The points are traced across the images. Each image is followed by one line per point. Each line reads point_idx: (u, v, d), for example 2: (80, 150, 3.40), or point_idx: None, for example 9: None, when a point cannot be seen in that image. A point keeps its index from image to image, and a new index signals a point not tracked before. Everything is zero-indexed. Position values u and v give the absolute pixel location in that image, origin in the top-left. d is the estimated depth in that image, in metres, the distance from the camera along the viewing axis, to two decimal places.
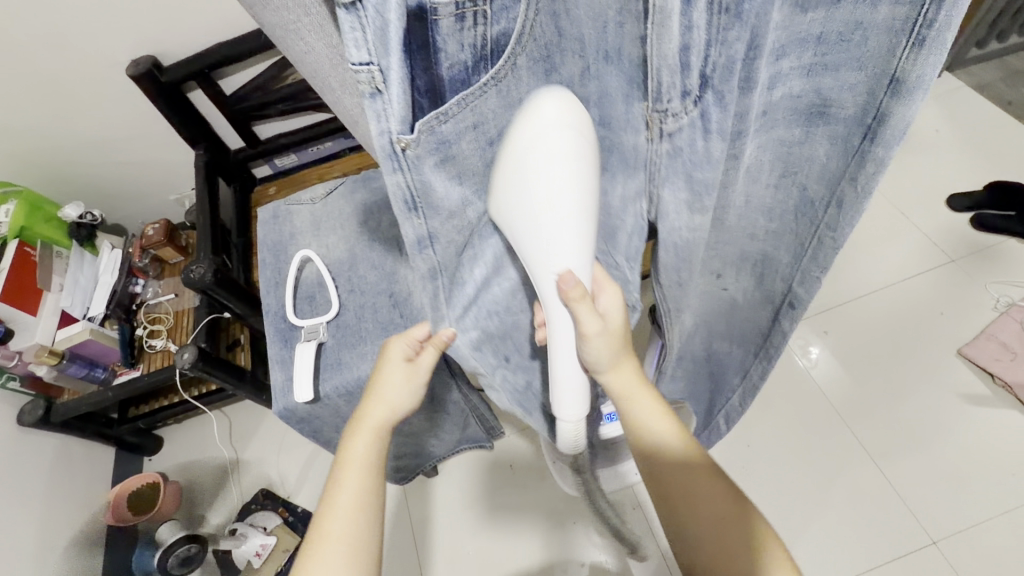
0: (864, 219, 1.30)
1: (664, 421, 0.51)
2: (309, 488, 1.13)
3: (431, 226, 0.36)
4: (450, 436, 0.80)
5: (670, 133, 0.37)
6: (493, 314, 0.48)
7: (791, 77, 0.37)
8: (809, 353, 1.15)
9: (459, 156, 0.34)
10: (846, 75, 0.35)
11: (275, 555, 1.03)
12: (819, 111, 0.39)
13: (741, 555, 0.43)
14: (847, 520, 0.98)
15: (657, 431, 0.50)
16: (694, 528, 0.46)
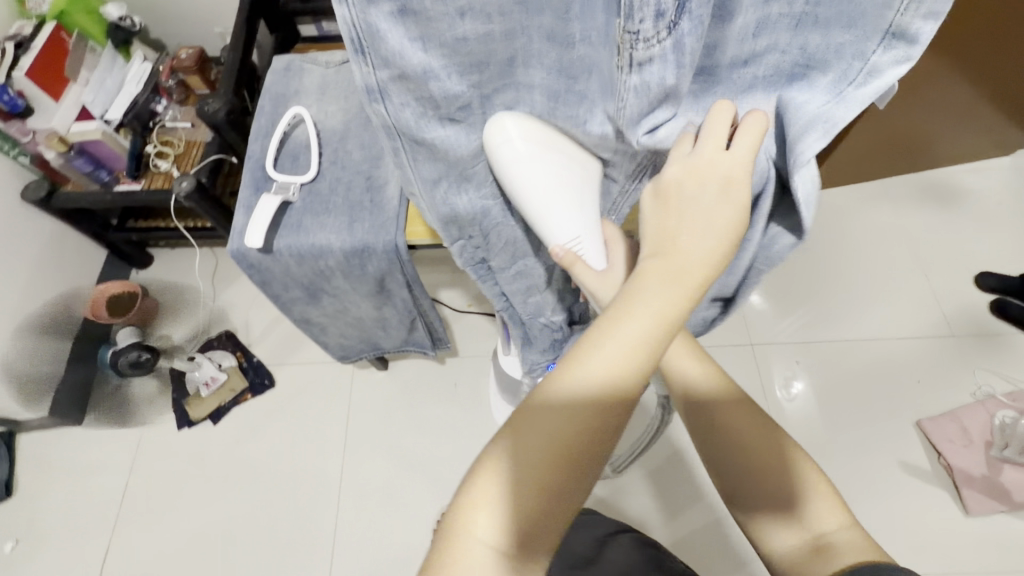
0: (884, 268, 1.25)
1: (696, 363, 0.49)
2: (270, 343, 1.20)
3: (381, 80, 0.32)
4: (397, 333, 0.83)
5: (640, 64, 0.32)
6: (468, 201, 0.46)
7: (779, 26, 0.34)
8: (793, 389, 1.13)
9: (424, 13, 0.29)
10: (834, 33, 0.34)
11: (221, 392, 1.14)
12: (798, 75, 0.37)
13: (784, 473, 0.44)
14: None
15: (690, 369, 0.49)
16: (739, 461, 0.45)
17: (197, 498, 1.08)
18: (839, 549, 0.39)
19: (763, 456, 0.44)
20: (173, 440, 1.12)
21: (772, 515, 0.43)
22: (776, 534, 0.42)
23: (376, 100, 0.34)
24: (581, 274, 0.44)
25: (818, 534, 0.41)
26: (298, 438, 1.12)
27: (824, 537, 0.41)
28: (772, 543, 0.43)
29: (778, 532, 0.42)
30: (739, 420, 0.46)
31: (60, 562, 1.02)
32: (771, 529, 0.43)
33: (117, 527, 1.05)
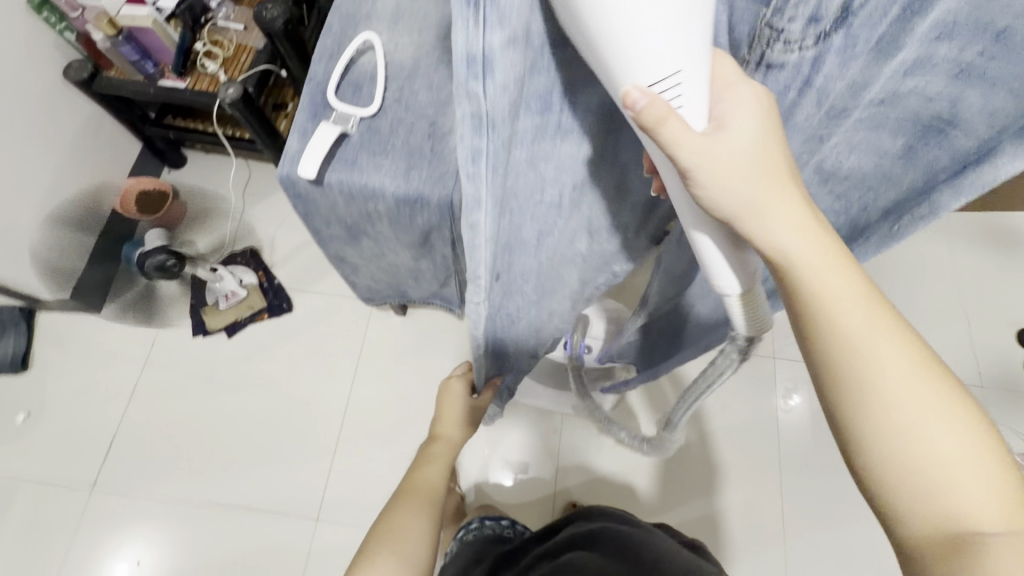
0: (922, 304, 1.20)
1: (862, 307, 0.34)
2: (292, 266, 1.19)
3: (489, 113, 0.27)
4: (427, 285, 0.81)
5: (771, 63, 0.31)
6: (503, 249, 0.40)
7: (937, 73, 0.32)
8: (790, 401, 1.10)
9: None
10: (995, 94, 0.32)
11: (238, 307, 1.14)
12: (938, 126, 0.36)
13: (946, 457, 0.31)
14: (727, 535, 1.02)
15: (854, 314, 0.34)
16: (889, 414, 0.32)
17: (204, 405, 1.10)
18: (991, 563, 0.28)
19: (904, 407, 0.32)
20: (187, 345, 1.14)
21: (913, 486, 0.31)
22: (908, 517, 0.32)
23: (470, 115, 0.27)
24: (673, 131, 0.28)
25: (968, 536, 0.30)
26: (308, 366, 1.13)
27: (973, 538, 0.29)
28: (905, 525, 0.32)
29: (916, 511, 0.31)
30: (905, 381, 0.33)
31: (68, 441, 1.06)
32: (901, 502, 0.32)
33: (125, 419, 1.08)
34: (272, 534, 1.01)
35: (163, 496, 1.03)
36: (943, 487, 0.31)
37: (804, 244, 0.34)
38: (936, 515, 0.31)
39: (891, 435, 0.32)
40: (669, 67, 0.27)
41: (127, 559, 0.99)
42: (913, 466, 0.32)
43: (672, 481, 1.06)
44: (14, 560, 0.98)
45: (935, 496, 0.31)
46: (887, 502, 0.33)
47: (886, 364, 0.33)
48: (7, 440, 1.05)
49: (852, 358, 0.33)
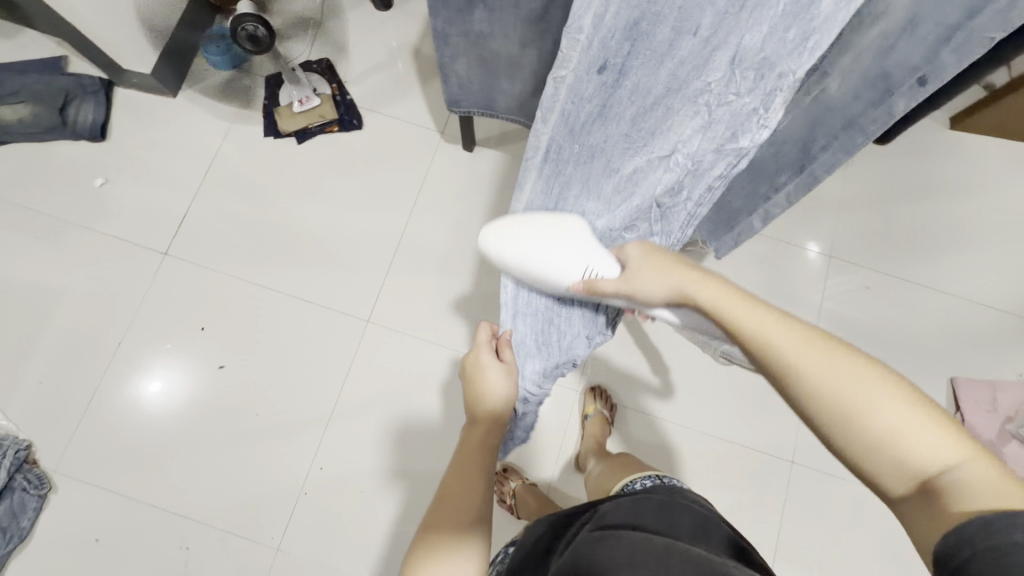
0: (995, 233, 1.17)
1: (774, 323, 0.43)
2: (366, 86, 1.19)
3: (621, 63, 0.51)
4: (520, 89, 0.81)
5: None
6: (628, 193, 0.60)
7: None
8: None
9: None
10: None
11: (312, 114, 1.15)
12: None
13: (872, 402, 0.38)
14: (743, 404, 1.09)
15: (775, 334, 0.43)
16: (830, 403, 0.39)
17: (268, 201, 1.14)
18: (955, 500, 0.34)
19: (847, 392, 0.38)
20: (258, 143, 1.16)
21: (881, 463, 0.37)
22: (891, 483, 0.37)
23: (568, 96, 0.55)
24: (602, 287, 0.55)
25: (939, 478, 0.35)
26: (371, 184, 1.15)
27: (939, 478, 0.35)
28: (897, 491, 0.37)
29: (890, 480, 0.37)
30: (835, 367, 0.39)
31: (142, 208, 1.12)
32: (887, 475, 0.37)
33: (194, 201, 1.13)
34: (323, 327, 1.07)
35: (225, 276, 1.10)
36: (899, 446, 0.36)
37: (722, 296, 0.47)
38: (909, 475, 0.36)
39: (852, 440, 0.38)
40: (571, 238, 0.58)
41: (159, 380, 1.05)
42: (885, 444, 0.37)
43: (701, 350, 1.11)
44: (88, 294, 1.08)
45: (899, 459, 0.36)
46: (872, 479, 0.38)
47: (808, 359, 0.40)
48: (84, 201, 1.12)
49: (796, 389, 0.40)
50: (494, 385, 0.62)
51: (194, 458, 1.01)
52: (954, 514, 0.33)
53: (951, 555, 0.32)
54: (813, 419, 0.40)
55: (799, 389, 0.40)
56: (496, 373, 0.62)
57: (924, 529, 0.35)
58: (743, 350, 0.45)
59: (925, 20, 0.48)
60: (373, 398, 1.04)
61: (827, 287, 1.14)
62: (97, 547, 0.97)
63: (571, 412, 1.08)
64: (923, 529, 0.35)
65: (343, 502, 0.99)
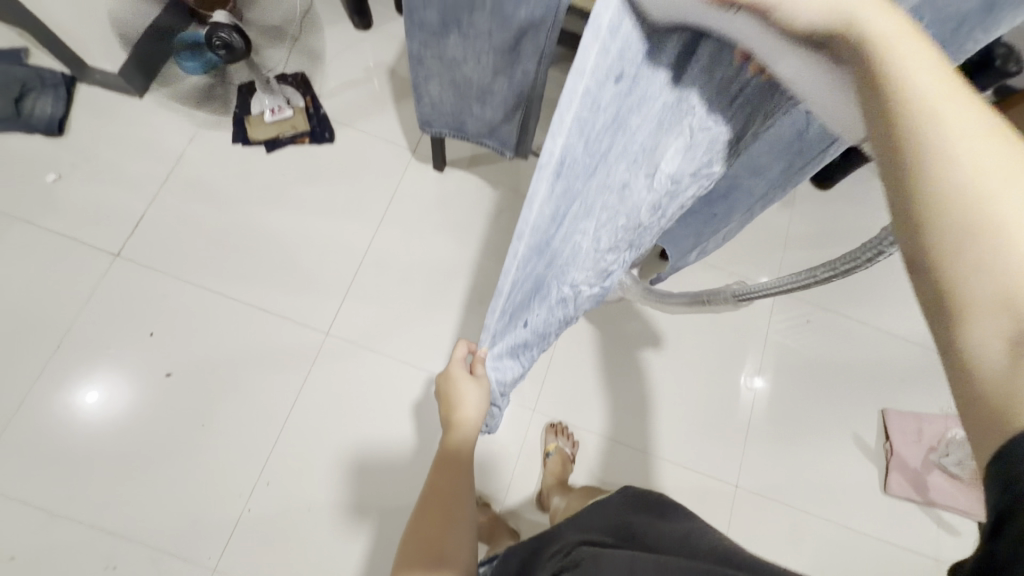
0: None
1: (950, 91, 0.26)
2: (341, 100, 1.21)
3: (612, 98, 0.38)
4: (490, 114, 0.84)
5: None
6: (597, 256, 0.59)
7: None
8: (754, 381, 1.16)
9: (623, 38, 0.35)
10: None
11: (283, 124, 1.16)
12: None
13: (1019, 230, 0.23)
14: (692, 428, 1.12)
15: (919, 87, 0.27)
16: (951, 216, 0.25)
17: (232, 207, 1.12)
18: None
19: (983, 187, 0.24)
20: (226, 149, 1.15)
21: (983, 315, 0.24)
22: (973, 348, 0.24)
23: (584, 104, 0.35)
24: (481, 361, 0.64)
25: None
26: (338, 196, 1.15)
27: None
28: (977, 365, 0.24)
29: (983, 335, 0.24)
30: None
31: (94, 204, 1.09)
32: (981, 324, 0.24)
33: (154, 203, 1.11)
34: (280, 336, 1.06)
35: (180, 281, 1.07)
36: (1022, 276, 0.23)
37: (896, 26, 0.28)
38: (1010, 330, 0.23)
39: (953, 243, 0.25)
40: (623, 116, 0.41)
41: (95, 392, 0.99)
42: (980, 256, 0.24)
43: (655, 374, 1.15)
44: (26, 288, 1.03)
45: (1000, 284, 0.23)
46: (956, 316, 0.25)
47: (960, 122, 0.26)
48: (33, 197, 1.08)
49: (931, 144, 0.26)
50: (465, 396, 0.65)
51: (130, 471, 0.96)
52: (999, 385, 0.23)
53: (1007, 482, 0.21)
54: (924, 172, 0.26)
55: (944, 199, 0.25)
56: (468, 385, 0.65)
57: (989, 421, 0.23)
58: (868, 98, 0.29)
59: None
60: (328, 413, 1.02)
61: (773, 320, 1.21)
62: (12, 564, 0.90)
63: (527, 431, 1.09)
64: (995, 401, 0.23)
65: (289, 519, 0.96)
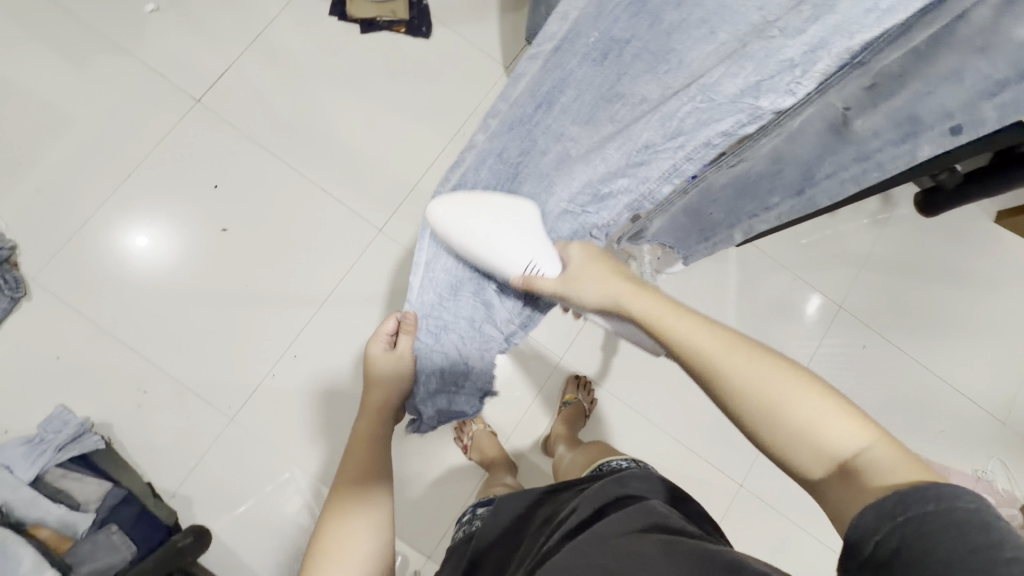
0: (1000, 333, 1.17)
1: (725, 341, 0.43)
2: None
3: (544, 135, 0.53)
4: None
5: None
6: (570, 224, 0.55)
7: None
8: None
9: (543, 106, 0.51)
10: None
11: (382, 7, 1.11)
12: None
13: (802, 420, 0.37)
14: (710, 419, 1.10)
15: (733, 371, 0.41)
16: (771, 417, 0.39)
17: (315, 82, 1.10)
18: (872, 476, 0.34)
19: (765, 387, 0.39)
20: (321, 20, 1.12)
21: (796, 451, 0.38)
22: (808, 469, 0.37)
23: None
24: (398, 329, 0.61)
25: (856, 461, 0.35)
26: (420, 97, 1.11)
27: (860, 461, 0.35)
28: (819, 481, 0.37)
29: (807, 462, 0.37)
30: (798, 389, 0.39)
31: (183, 45, 1.08)
32: (804, 464, 0.37)
33: (240, 58, 1.09)
34: (333, 221, 1.06)
35: (250, 143, 1.07)
36: (807, 429, 0.37)
37: (671, 317, 0.46)
38: (826, 459, 0.36)
39: (773, 438, 0.39)
40: (519, 227, 0.54)
41: (141, 237, 1.02)
42: (780, 432, 0.38)
43: None
44: (107, 113, 1.05)
45: (809, 447, 0.37)
46: (801, 474, 0.38)
47: (730, 361, 0.41)
48: (128, 23, 1.08)
49: (718, 383, 0.42)
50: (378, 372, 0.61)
51: (169, 312, 1.00)
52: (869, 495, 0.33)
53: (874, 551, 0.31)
54: (729, 392, 0.41)
55: (728, 388, 0.41)
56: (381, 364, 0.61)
57: (845, 508, 0.34)
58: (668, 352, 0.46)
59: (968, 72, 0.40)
60: (362, 308, 1.03)
61: (825, 338, 1.15)
62: (55, 364, 0.96)
63: (548, 378, 1.09)
64: (841, 516, 0.35)
65: (305, 395, 1.00)
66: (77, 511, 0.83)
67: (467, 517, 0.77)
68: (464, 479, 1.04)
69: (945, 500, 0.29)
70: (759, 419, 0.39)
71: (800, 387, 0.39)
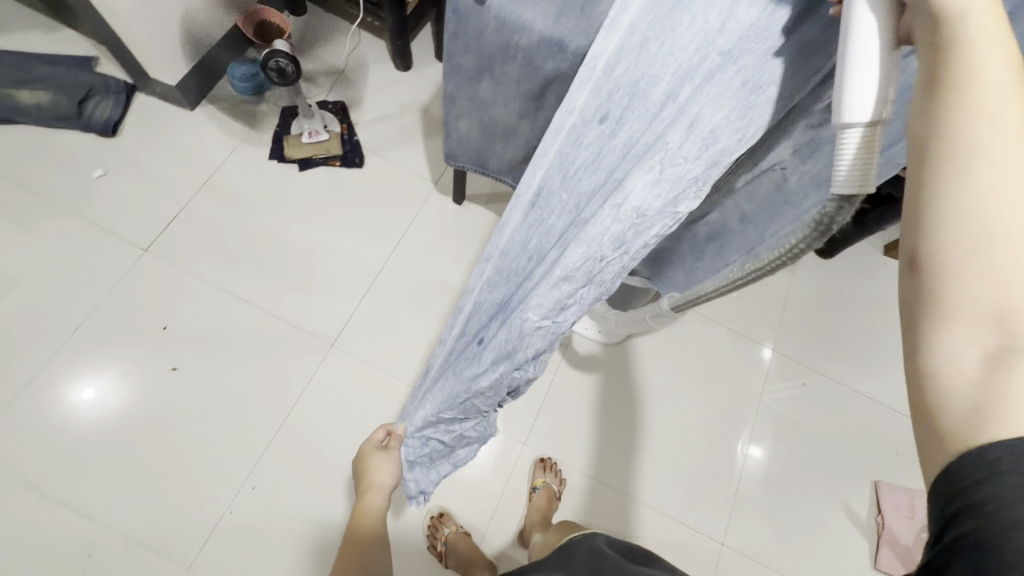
0: None
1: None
2: (374, 130, 1.30)
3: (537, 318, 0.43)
4: (512, 153, 0.90)
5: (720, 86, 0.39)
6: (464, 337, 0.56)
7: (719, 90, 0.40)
8: (750, 449, 1.15)
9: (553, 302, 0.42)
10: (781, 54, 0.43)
11: (317, 146, 1.24)
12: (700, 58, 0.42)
13: (993, 302, 0.25)
14: (679, 480, 1.12)
15: (993, 184, 0.25)
16: (992, 275, 0.25)
17: (261, 218, 1.18)
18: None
19: (1005, 222, 0.25)
20: (262, 164, 1.23)
21: (944, 324, 0.26)
22: (951, 347, 0.26)
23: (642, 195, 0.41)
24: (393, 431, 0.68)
25: (1022, 362, 0.24)
26: (359, 218, 1.21)
27: (1018, 364, 0.24)
28: (951, 361, 0.25)
29: (957, 346, 0.25)
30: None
31: (132, 202, 1.16)
32: (960, 334, 0.25)
33: (187, 206, 1.17)
34: (286, 343, 1.09)
35: (200, 280, 1.11)
36: (1007, 307, 0.24)
37: (1003, 67, 0.27)
38: (989, 342, 0.25)
39: (952, 274, 0.26)
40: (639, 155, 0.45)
41: (80, 384, 1.01)
42: (982, 286, 0.25)
43: (648, 421, 1.16)
44: (54, 271, 1.09)
45: (979, 317, 0.25)
46: (922, 334, 0.27)
47: (1012, 166, 0.25)
48: (78, 188, 1.16)
49: (973, 165, 0.26)
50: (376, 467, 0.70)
51: (117, 461, 0.97)
52: (967, 429, 0.24)
53: (958, 493, 0.24)
54: (948, 197, 0.26)
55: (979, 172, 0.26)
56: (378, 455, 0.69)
57: (959, 418, 0.25)
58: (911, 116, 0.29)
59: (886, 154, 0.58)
60: (321, 425, 1.03)
61: (768, 383, 1.22)
62: None
63: (516, 464, 1.09)
64: (938, 423, 0.25)
65: (267, 529, 0.96)
66: None
67: None
68: None
69: None
70: (954, 265, 0.26)
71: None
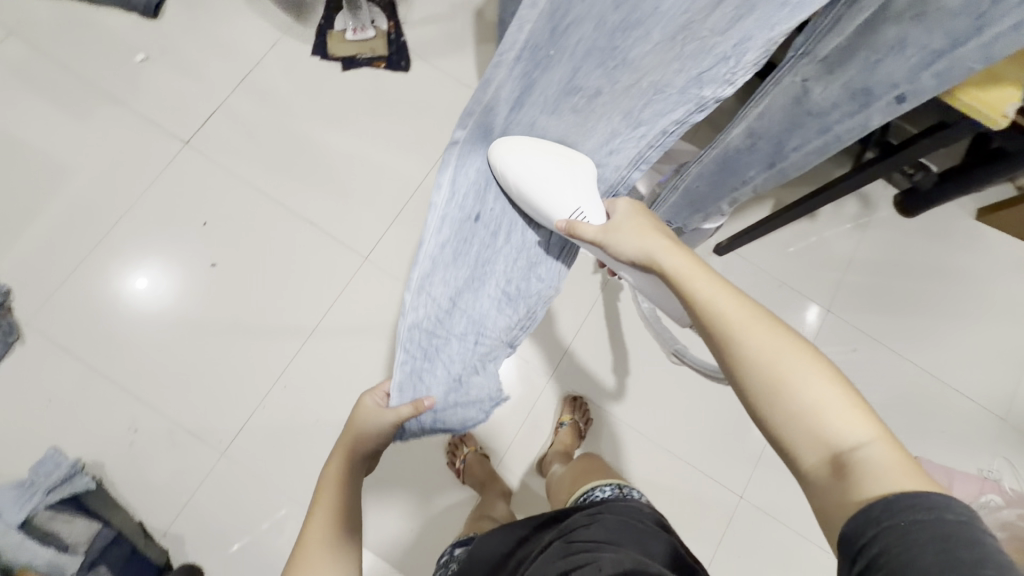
0: (992, 329, 1.16)
1: (769, 332, 0.43)
2: (423, 31, 1.19)
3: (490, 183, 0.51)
4: None
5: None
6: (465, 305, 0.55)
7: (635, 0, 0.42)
8: None
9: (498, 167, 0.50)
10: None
11: (361, 45, 1.16)
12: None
13: (805, 412, 0.40)
14: (706, 430, 1.09)
15: (755, 345, 0.43)
16: (796, 398, 0.40)
17: (300, 118, 1.14)
18: (868, 469, 0.36)
19: (775, 368, 0.41)
20: (304, 61, 1.17)
21: (794, 439, 0.40)
22: (804, 455, 0.39)
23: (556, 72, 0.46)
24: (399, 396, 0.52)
25: (851, 454, 0.37)
26: (401, 127, 1.15)
27: (852, 456, 0.37)
28: (806, 464, 0.39)
29: (805, 453, 0.39)
30: (818, 381, 0.40)
31: (173, 92, 1.13)
32: (801, 450, 0.40)
33: (227, 100, 1.13)
34: (320, 250, 1.08)
35: (239, 180, 1.10)
36: (815, 418, 0.39)
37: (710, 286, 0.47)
38: (825, 449, 0.39)
39: (779, 412, 0.41)
40: (573, 178, 0.55)
41: (137, 271, 1.04)
42: (798, 415, 0.40)
43: (681, 368, 1.11)
44: (100, 158, 1.09)
45: (809, 429, 0.39)
46: (790, 454, 0.40)
47: (760, 337, 0.43)
48: (121, 72, 1.13)
49: (748, 352, 0.43)
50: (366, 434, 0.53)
51: (161, 348, 1.01)
52: (863, 494, 0.35)
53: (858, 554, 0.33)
54: (748, 369, 0.43)
55: (744, 350, 0.43)
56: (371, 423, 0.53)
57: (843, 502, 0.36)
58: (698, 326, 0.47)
59: (913, 40, 0.45)
60: (352, 335, 1.04)
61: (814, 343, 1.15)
62: (50, 406, 0.97)
63: (539, 395, 1.08)
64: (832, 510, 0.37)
65: (297, 426, 1.00)
66: (66, 553, 0.81)
67: (447, 559, 0.76)
68: (459, 503, 1.03)
69: (931, 508, 0.32)
70: (775, 398, 0.41)
71: (818, 385, 0.40)
